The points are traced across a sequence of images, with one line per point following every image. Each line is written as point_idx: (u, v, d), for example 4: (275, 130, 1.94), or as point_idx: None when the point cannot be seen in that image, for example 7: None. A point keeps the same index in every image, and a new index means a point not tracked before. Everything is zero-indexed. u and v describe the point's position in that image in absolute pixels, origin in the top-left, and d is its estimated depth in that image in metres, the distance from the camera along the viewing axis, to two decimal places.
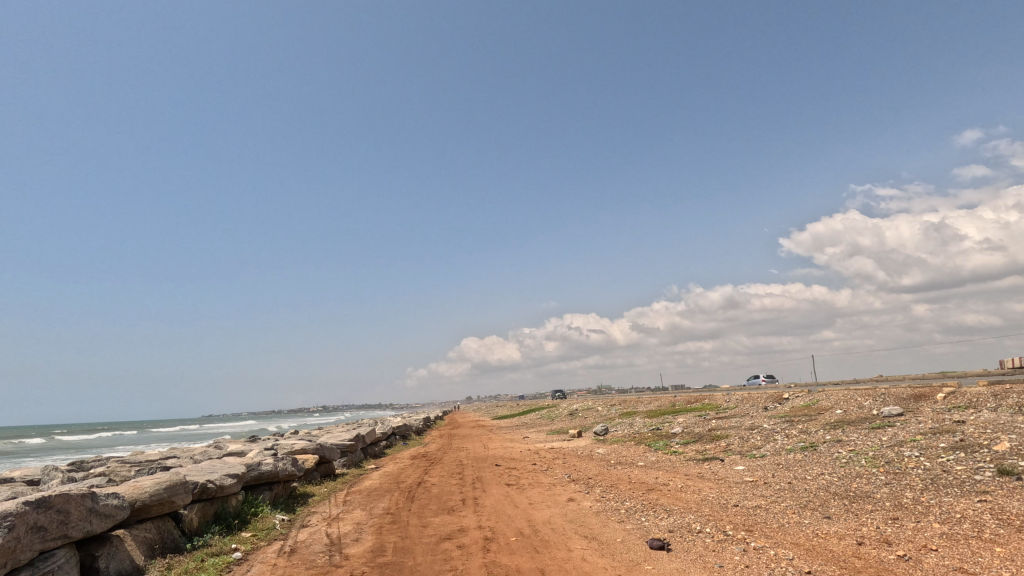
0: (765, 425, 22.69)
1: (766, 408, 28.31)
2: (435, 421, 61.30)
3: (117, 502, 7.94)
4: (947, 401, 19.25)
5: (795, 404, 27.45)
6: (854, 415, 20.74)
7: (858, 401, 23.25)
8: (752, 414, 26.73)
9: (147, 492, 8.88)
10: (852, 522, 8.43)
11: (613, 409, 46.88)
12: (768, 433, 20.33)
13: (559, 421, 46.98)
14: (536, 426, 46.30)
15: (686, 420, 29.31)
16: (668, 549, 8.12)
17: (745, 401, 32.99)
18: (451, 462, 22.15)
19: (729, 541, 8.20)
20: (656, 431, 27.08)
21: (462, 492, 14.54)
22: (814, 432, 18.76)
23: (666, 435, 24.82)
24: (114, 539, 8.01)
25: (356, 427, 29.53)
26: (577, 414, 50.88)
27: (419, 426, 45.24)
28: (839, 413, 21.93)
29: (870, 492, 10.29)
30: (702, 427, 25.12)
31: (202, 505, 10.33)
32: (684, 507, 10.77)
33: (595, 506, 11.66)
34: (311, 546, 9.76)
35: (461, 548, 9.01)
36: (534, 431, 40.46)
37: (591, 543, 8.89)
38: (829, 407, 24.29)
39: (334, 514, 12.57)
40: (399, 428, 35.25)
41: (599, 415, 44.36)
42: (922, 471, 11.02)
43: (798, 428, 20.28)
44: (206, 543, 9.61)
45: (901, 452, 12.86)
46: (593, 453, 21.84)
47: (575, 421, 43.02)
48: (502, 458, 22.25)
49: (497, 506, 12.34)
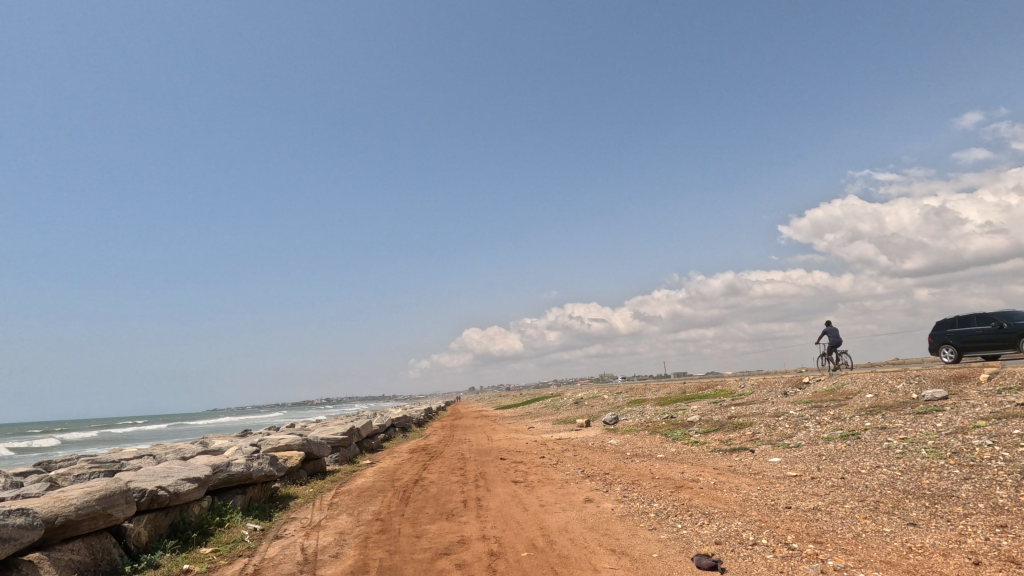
0: (790, 410, 21.08)
1: (786, 394, 26.73)
2: (436, 411, 59.84)
3: (22, 521, 6.29)
4: (995, 382, 17.57)
5: (817, 389, 25.79)
6: (890, 399, 19.07)
7: (891, 385, 21.58)
8: (772, 400, 25.14)
9: (73, 505, 7.23)
10: (951, 533, 6.72)
11: (620, 397, 45.28)
12: (797, 420, 18.64)
13: (565, 410, 45.35)
14: (540, 415, 44.70)
15: (701, 407, 27.67)
16: (721, 569, 6.43)
17: (761, 386, 31.44)
18: (453, 456, 20.57)
19: (798, 557, 6.51)
20: (670, 419, 25.48)
21: (465, 492, 12.89)
22: (850, 419, 17.08)
23: (681, 424, 23.20)
24: (21, 567, 6.37)
25: (353, 421, 27.95)
26: (582, 402, 49.30)
27: (420, 416, 43.61)
28: (872, 397, 20.25)
29: (950, 490, 8.58)
30: (721, 415, 23.45)
31: (153, 516, 8.68)
32: (726, 510, 9.09)
33: (619, 510, 9.98)
34: (279, 565, 8.03)
35: (461, 568, 7.31)
36: (540, 421, 38.84)
37: (621, 560, 7.21)
38: (857, 391, 22.65)
39: (316, 521, 10.90)
40: (397, 419, 33.59)
41: (607, 403, 42.78)
42: (1005, 464, 9.32)
43: (830, 414, 18.60)
44: (153, 564, 7.95)
45: (969, 441, 11.15)
46: (605, 444, 20.19)
47: (582, 410, 41.43)
48: (507, 451, 20.68)
49: (504, 510, 10.67)
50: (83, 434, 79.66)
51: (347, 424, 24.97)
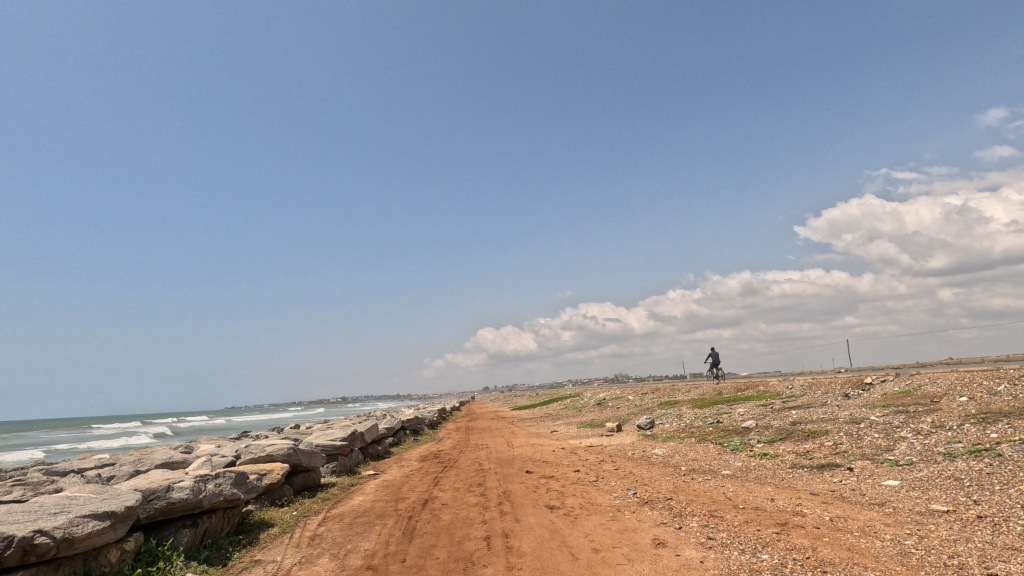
0: (868, 416, 17.80)
1: (849, 396, 23.38)
2: (451, 413, 57.00)
3: None
4: None
5: (887, 391, 22.42)
6: (999, 403, 15.70)
7: (989, 386, 18.16)
8: (836, 404, 21.81)
9: None
10: None
11: (648, 398, 42.09)
12: (886, 430, 15.36)
13: (588, 412, 42.26)
14: (561, 418, 41.64)
15: (749, 411, 24.42)
16: None
17: (813, 387, 28.01)
18: (470, 467, 17.61)
19: None
20: (718, 424, 22.37)
21: (487, 524, 9.86)
22: (961, 429, 13.77)
23: (734, 431, 20.03)
24: None
25: (360, 423, 25.23)
26: (606, 403, 46.09)
27: (434, 418, 40.78)
28: (969, 402, 16.89)
29: None
30: (779, 420, 20.25)
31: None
32: None
33: (713, 563, 6.93)
34: None
35: None
36: (564, 424, 35.84)
37: None
38: (944, 393, 19.26)
39: (287, 567, 7.98)
40: (409, 422, 30.83)
41: (635, 404, 39.62)
42: None
43: (928, 422, 15.30)
44: None
45: None
46: (651, 456, 17.11)
47: (608, 412, 38.29)
48: (533, 462, 17.69)
49: (542, 558, 7.69)
50: (96, 432, 78.44)
51: (350, 427, 22.11)
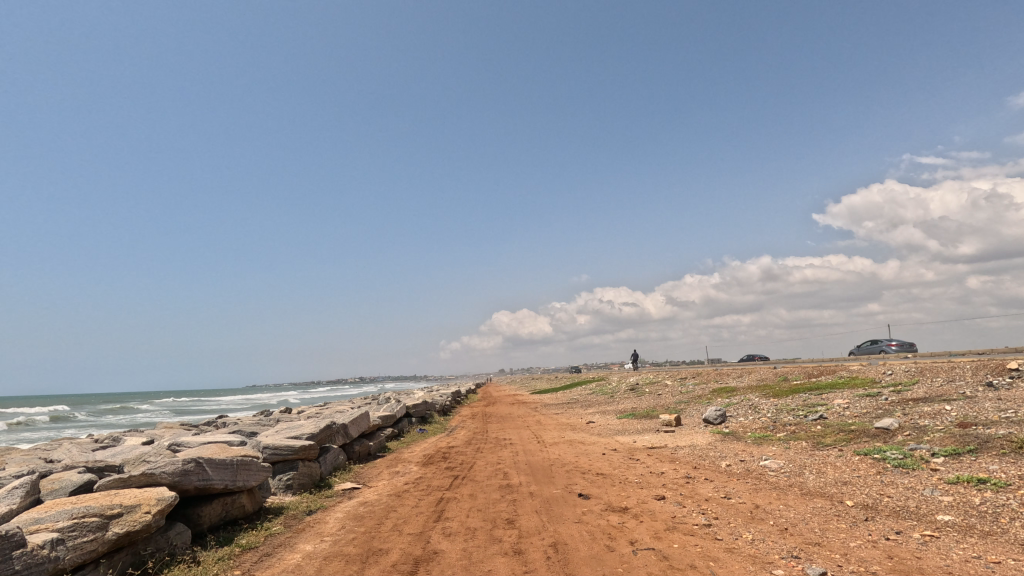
0: None
1: (1003, 386, 17.28)
2: (466, 397, 51.67)
3: None
4: None
5: None
6: None
7: None
8: (996, 398, 15.73)
9: None
10: None
11: (692, 384, 36.43)
12: None
13: (624, 399, 36.61)
14: (594, 405, 36.26)
15: (856, 404, 18.49)
16: None
17: (925, 373, 21.99)
18: (490, 482, 11.96)
19: None
20: (826, 422, 16.42)
21: None
22: None
23: (865, 433, 14.15)
24: None
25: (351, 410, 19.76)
26: (640, 389, 40.61)
27: (447, 403, 35.34)
28: None
29: None
30: (928, 419, 14.24)
31: None
32: None
33: None
34: None
35: None
36: (599, 413, 30.24)
37: None
38: None
39: None
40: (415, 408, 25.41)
41: (680, 391, 33.68)
42: None
43: None
44: None
45: None
46: (766, 473, 11.30)
47: (649, 400, 32.68)
48: (585, 475, 11.97)
49: None
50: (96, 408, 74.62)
51: (331, 417, 16.56)
